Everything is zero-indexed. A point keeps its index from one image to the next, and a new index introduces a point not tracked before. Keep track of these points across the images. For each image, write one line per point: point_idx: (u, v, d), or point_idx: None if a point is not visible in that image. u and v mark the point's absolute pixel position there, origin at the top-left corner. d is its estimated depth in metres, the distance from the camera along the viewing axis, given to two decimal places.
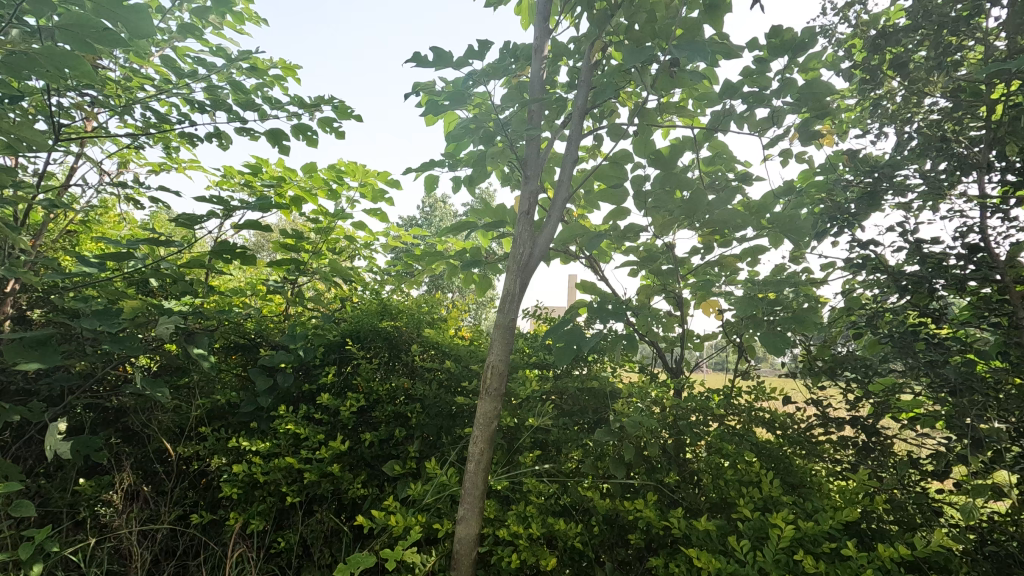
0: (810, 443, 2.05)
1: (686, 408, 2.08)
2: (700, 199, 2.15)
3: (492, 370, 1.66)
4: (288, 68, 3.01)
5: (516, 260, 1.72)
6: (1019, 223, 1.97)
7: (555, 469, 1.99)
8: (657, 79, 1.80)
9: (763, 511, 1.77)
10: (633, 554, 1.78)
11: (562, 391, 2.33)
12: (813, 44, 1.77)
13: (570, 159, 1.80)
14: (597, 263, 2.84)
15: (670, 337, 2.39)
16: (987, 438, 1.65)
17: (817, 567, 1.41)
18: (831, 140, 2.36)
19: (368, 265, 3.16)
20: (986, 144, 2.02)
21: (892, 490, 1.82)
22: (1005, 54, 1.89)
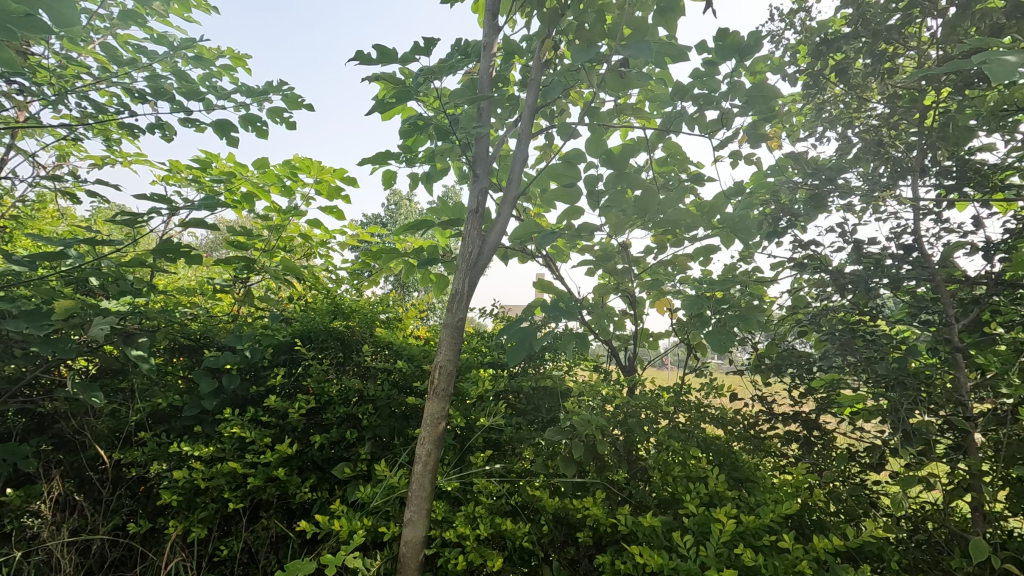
0: (757, 438, 2.10)
1: (636, 406, 2.10)
2: (651, 199, 2.17)
3: (440, 370, 1.63)
4: (237, 58, 2.92)
5: (465, 259, 1.70)
6: (951, 225, 2.06)
7: (505, 469, 1.98)
8: (607, 79, 1.81)
9: (709, 506, 1.81)
10: (581, 552, 1.80)
11: (517, 390, 2.33)
12: (759, 48, 1.82)
13: (519, 158, 1.79)
14: (555, 262, 2.85)
15: (624, 335, 2.41)
16: (918, 430, 1.72)
17: (756, 560, 1.44)
18: (778, 142, 2.42)
19: (324, 264, 3.10)
20: (921, 150, 2.11)
21: (832, 483, 1.88)
22: (936, 62, 1.98)
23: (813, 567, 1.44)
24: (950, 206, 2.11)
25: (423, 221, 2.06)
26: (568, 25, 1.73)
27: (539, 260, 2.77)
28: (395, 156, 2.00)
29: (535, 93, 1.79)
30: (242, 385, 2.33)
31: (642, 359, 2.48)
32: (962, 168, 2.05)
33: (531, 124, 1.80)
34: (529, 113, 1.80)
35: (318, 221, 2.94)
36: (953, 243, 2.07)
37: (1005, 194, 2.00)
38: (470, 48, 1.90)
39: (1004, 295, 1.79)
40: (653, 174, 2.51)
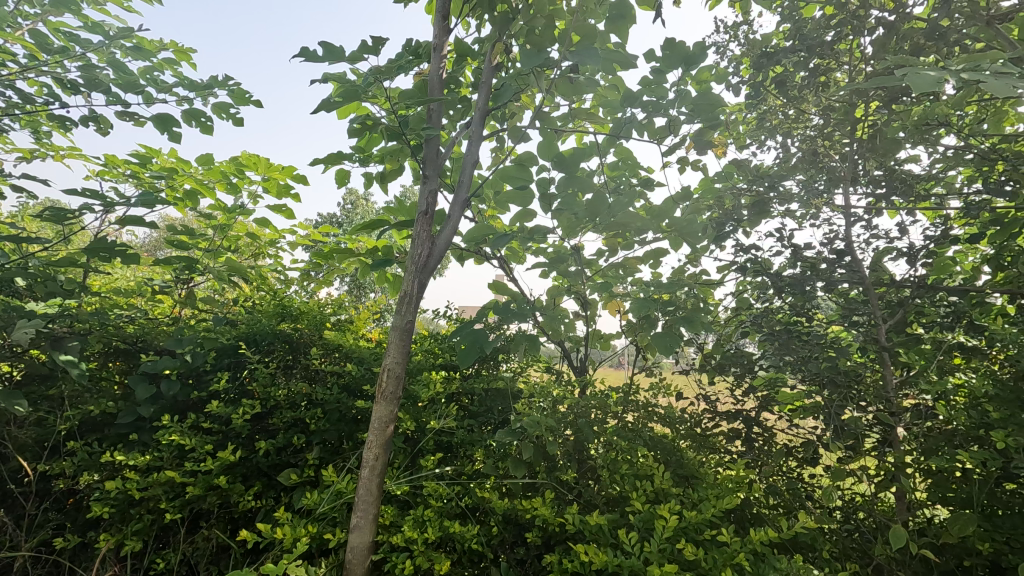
0: (702, 436, 2.17)
1: (586, 407, 2.13)
2: (601, 202, 2.21)
3: (388, 373, 1.61)
4: (181, 51, 2.81)
5: (414, 260, 1.68)
6: (880, 232, 2.19)
7: (456, 471, 1.97)
8: (557, 84, 1.83)
9: (654, 503, 1.86)
10: (530, 552, 1.81)
11: (469, 392, 2.32)
12: (703, 58, 1.88)
13: (470, 160, 1.79)
14: (509, 264, 2.87)
15: (576, 337, 2.44)
16: (848, 425, 1.82)
17: (696, 554, 1.48)
18: (723, 150, 2.50)
19: (273, 264, 3.01)
20: (852, 160, 2.23)
21: (770, 477, 1.95)
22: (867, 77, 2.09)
23: (750, 559, 1.50)
24: (879, 214, 2.24)
25: (375, 222, 2.03)
26: (519, 29, 1.75)
27: (493, 262, 2.78)
28: (346, 157, 1.96)
29: (485, 95, 1.79)
30: (182, 391, 2.23)
31: (593, 360, 2.52)
32: (890, 178, 2.18)
33: (482, 127, 1.79)
34: (479, 116, 1.81)
35: (267, 220, 2.85)
36: (882, 248, 2.19)
37: (927, 202, 2.14)
38: (422, 49, 1.89)
39: (926, 296, 1.91)
40: (604, 178, 2.56)
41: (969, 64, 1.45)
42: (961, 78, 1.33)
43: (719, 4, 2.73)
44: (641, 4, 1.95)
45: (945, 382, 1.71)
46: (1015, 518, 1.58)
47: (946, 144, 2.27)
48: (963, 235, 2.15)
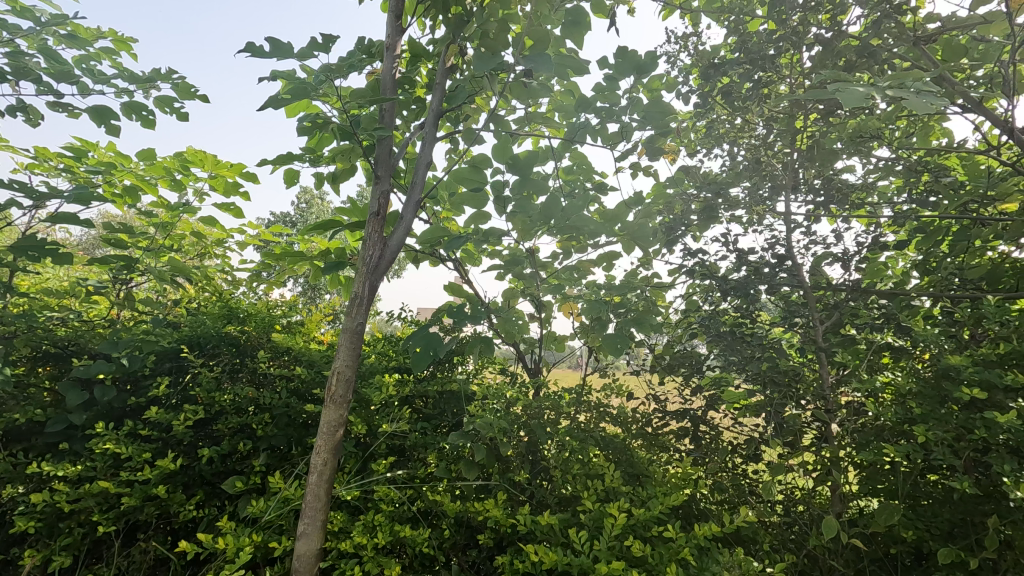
0: (652, 435, 2.22)
1: (539, 408, 2.15)
2: (555, 205, 2.24)
3: (338, 375, 1.58)
4: (121, 40, 2.69)
5: (366, 261, 1.65)
6: (818, 238, 2.31)
7: (408, 475, 1.96)
8: (511, 87, 1.84)
9: (605, 502, 1.89)
10: (482, 553, 1.81)
11: (424, 395, 2.31)
12: (654, 67, 1.93)
13: (423, 161, 1.78)
14: (465, 266, 2.86)
15: (530, 339, 2.46)
16: (787, 422, 1.89)
17: (643, 550, 1.52)
18: (674, 156, 2.58)
19: (220, 264, 2.91)
20: (792, 169, 2.34)
21: (716, 474, 2.02)
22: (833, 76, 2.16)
23: (695, 554, 1.55)
24: (818, 220, 2.35)
25: (327, 223, 1.99)
26: (472, 31, 1.75)
27: (449, 264, 2.77)
28: (296, 157, 1.91)
29: (438, 95, 1.78)
30: (117, 397, 2.12)
31: (548, 361, 2.55)
32: (827, 187, 2.29)
33: (434, 128, 1.78)
34: (433, 117, 1.80)
35: (213, 219, 2.75)
36: (820, 253, 2.30)
37: (860, 211, 2.26)
38: (375, 49, 1.87)
39: (860, 300, 2.02)
40: (560, 182, 2.59)
41: (892, 82, 1.55)
42: (885, 95, 1.42)
43: (670, 15, 2.81)
44: (596, 12, 1.99)
45: (876, 380, 1.81)
46: (935, 506, 1.69)
47: (879, 156, 2.40)
48: (894, 242, 2.29)
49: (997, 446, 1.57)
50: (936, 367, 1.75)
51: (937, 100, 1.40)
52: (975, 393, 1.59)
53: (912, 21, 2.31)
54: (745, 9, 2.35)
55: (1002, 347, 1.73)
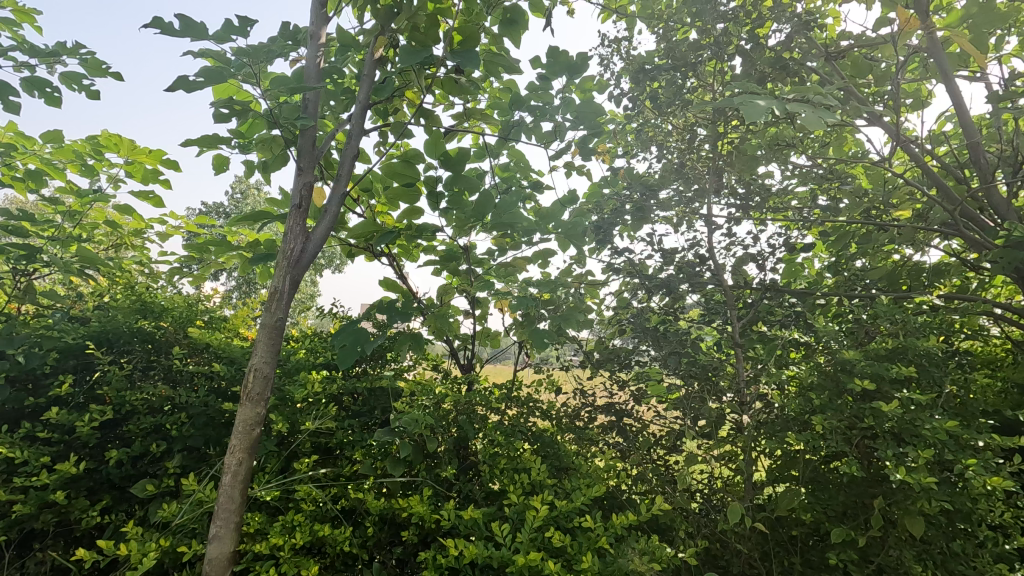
0: (581, 429, 2.28)
1: (469, 404, 2.16)
2: (487, 201, 2.23)
3: (256, 373, 1.50)
4: (23, 12, 2.48)
5: (287, 255, 1.57)
6: (737, 240, 2.43)
7: (333, 473, 1.93)
8: (441, 82, 1.83)
9: (531, 496, 1.93)
10: (406, 550, 1.82)
11: (353, 392, 2.27)
12: (584, 68, 1.98)
13: (350, 152, 1.73)
14: (401, 261, 2.83)
15: (463, 336, 2.47)
16: (719, 415, 1.95)
17: (562, 540, 1.57)
18: (606, 158, 2.65)
19: (137, 256, 2.74)
20: (715, 172, 2.45)
21: (639, 466, 2.10)
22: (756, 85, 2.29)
23: (611, 543, 1.60)
24: (738, 223, 2.48)
25: (259, 214, 1.85)
26: (402, 24, 1.72)
27: (384, 259, 2.73)
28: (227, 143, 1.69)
29: (366, 86, 1.72)
30: (13, 397, 1.98)
31: (481, 357, 2.55)
32: (747, 192, 2.42)
33: (360, 121, 1.72)
34: (360, 108, 1.73)
35: (129, 208, 2.59)
36: (740, 254, 2.43)
37: (776, 214, 2.40)
38: (300, 35, 1.81)
39: (773, 299, 2.14)
40: (496, 179, 2.61)
41: (796, 96, 1.66)
42: (786, 107, 1.52)
43: (607, 19, 2.88)
44: (533, 11, 2.01)
45: (781, 374, 1.93)
46: (832, 490, 1.83)
47: (795, 163, 2.56)
48: (807, 244, 2.44)
49: (883, 433, 1.72)
50: (835, 360, 1.88)
51: (832, 114, 1.51)
52: (865, 385, 1.73)
53: (825, 37, 2.47)
54: (675, 17, 2.44)
55: (892, 344, 1.89)
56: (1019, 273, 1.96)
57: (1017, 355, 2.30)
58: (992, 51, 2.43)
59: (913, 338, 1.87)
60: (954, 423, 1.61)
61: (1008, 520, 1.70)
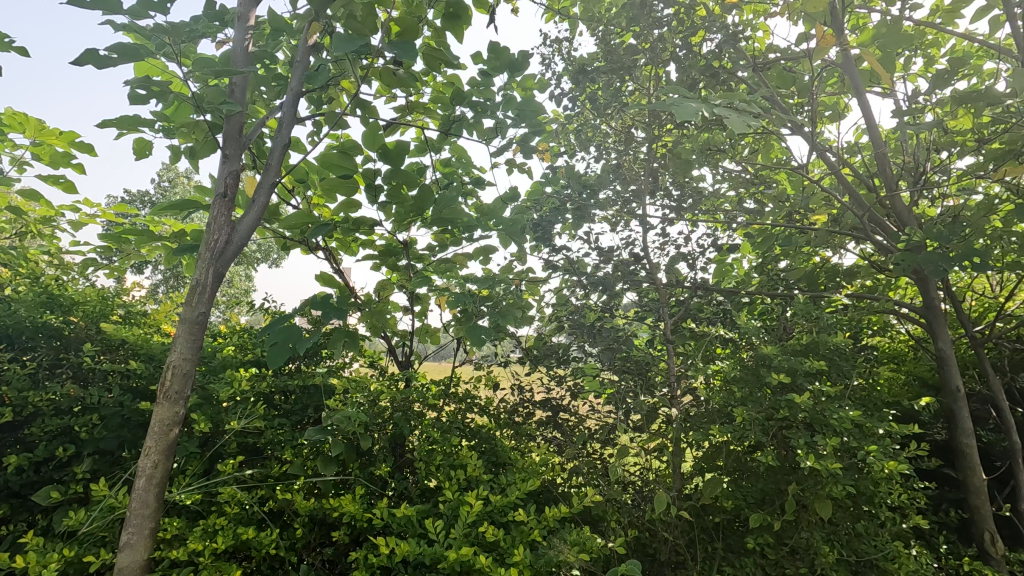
0: (519, 424, 2.30)
1: (405, 400, 2.14)
2: (428, 196, 2.15)
3: (174, 369, 1.34)
4: None
5: (210, 246, 1.43)
6: (670, 240, 2.52)
7: (260, 473, 1.86)
8: (378, 73, 1.78)
9: (466, 492, 1.93)
10: (337, 551, 1.79)
11: (283, 390, 2.20)
12: (525, 65, 1.99)
13: (283, 134, 1.61)
14: (338, 255, 2.76)
15: (401, 332, 2.43)
16: (651, 408, 2.02)
17: (495, 534, 1.58)
18: (547, 157, 2.68)
19: (45, 245, 2.54)
20: (650, 174, 2.53)
21: (573, 460, 2.14)
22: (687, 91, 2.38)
23: (543, 536, 1.63)
24: (671, 224, 2.57)
25: (186, 203, 1.74)
26: (337, 12, 1.67)
27: (320, 253, 2.65)
28: (152, 125, 1.57)
29: (301, 70, 1.63)
30: None
31: (419, 353, 2.52)
32: (681, 194, 2.50)
33: (294, 106, 1.62)
34: (295, 94, 1.63)
35: (35, 193, 2.39)
36: (673, 254, 2.52)
37: (707, 216, 2.50)
38: (227, 15, 1.71)
39: (702, 297, 2.23)
40: (437, 174, 2.58)
41: (723, 103, 1.74)
42: (712, 112, 1.58)
43: (550, 18, 2.90)
44: (476, 6, 2.00)
45: (707, 368, 2.02)
46: (752, 478, 1.94)
47: (725, 167, 2.67)
48: (735, 245, 2.57)
49: (797, 424, 1.84)
50: (756, 356, 1.98)
51: (753, 121, 1.59)
52: (782, 378, 1.84)
53: (753, 49, 2.59)
54: (614, 21, 2.49)
55: (807, 339, 2.01)
56: (917, 275, 2.14)
57: (917, 350, 2.51)
58: (900, 70, 2.63)
59: (825, 334, 2.00)
60: (858, 413, 1.74)
61: (905, 501, 1.85)
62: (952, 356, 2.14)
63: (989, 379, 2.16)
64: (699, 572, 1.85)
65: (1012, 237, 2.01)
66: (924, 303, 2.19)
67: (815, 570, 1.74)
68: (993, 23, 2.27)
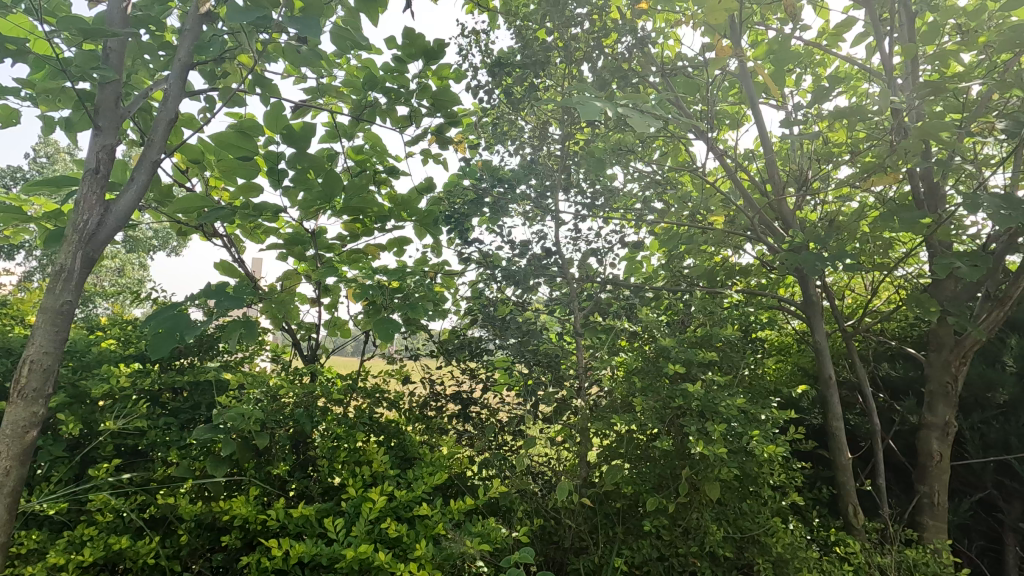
0: (429, 419, 2.27)
1: (308, 396, 2.05)
2: (336, 184, 2.02)
3: (31, 365, 1.15)
4: None
5: (76, 228, 1.22)
6: (582, 236, 2.58)
7: (140, 477, 1.71)
8: (282, 50, 1.67)
9: (371, 488, 1.88)
10: (227, 556, 1.68)
11: (171, 387, 2.04)
12: (441, 54, 1.95)
13: (175, 101, 1.39)
14: (240, 243, 2.59)
15: (306, 325, 2.33)
16: (559, 400, 2.06)
17: (398, 530, 1.55)
18: (463, 149, 2.65)
19: None
20: (565, 170, 2.57)
21: (484, 452, 2.15)
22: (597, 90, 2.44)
23: (447, 530, 1.62)
24: (584, 220, 2.63)
25: (55, 179, 1.55)
26: None
27: (219, 240, 2.47)
28: (10, 91, 1.39)
29: (192, 37, 1.41)
30: None
31: (327, 347, 2.43)
32: (594, 191, 2.57)
33: (182, 78, 1.43)
34: (183, 65, 1.44)
35: None
36: (584, 250, 2.59)
37: (617, 214, 2.59)
38: None
39: (611, 291, 2.31)
40: (349, 161, 2.48)
41: (628, 103, 1.80)
42: (616, 111, 1.64)
43: (471, 9, 2.88)
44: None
45: (611, 360, 2.09)
46: (651, 464, 2.03)
47: (636, 168, 2.78)
48: (644, 242, 2.67)
49: (691, 412, 1.95)
50: (657, 347, 2.08)
51: (654, 121, 1.65)
52: (678, 369, 1.94)
53: (664, 55, 2.70)
54: (531, 17, 2.51)
55: (704, 333, 2.14)
56: (799, 274, 2.34)
57: (800, 343, 2.75)
58: (793, 85, 2.85)
59: (719, 328, 2.14)
60: (744, 400, 1.87)
61: (784, 481, 2.02)
62: (826, 347, 2.36)
63: (856, 368, 2.40)
64: (600, 557, 1.92)
65: (877, 241, 2.25)
66: (804, 299, 2.39)
67: (705, 548, 1.86)
68: (868, 48, 2.52)
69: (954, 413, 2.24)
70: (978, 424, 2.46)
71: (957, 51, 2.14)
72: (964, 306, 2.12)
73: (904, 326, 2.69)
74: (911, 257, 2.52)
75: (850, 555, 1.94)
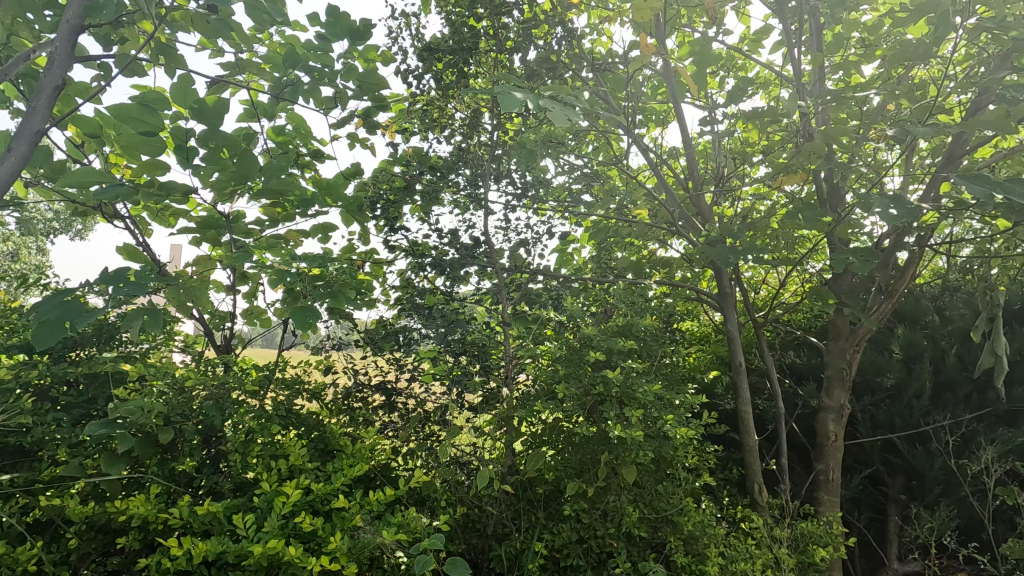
0: (351, 410, 2.21)
1: (219, 388, 1.94)
2: (250, 162, 1.86)
3: None
4: None
5: None
6: (512, 226, 2.59)
7: (21, 477, 1.58)
8: (188, 18, 1.55)
9: (286, 482, 1.81)
10: (124, 558, 1.58)
11: (63, 380, 1.88)
12: (367, 33, 1.86)
13: (61, 67, 1.23)
14: (147, 226, 2.42)
15: (219, 313, 2.21)
16: (484, 388, 2.06)
17: (312, 524, 1.50)
18: (392, 134, 2.59)
19: None
20: (495, 160, 2.57)
21: (408, 442, 2.12)
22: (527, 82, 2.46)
23: (365, 522, 1.58)
24: (513, 210, 2.64)
25: None
26: None
27: (122, 222, 2.29)
28: None
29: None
30: None
31: (242, 338, 2.32)
32: (525, 181, 2.58)
33: (70, 41, 1.26)
34: (72, 26, 1.26)
35: None
36: (514, 240, 2.59)
37: (547, 205, 2.61)
38: None
39: (539, 282, 2.33)
40: (269, 142, 2.35)
41: (552, 95, 1.82)
42: (538, 102, 1.65)
43: None
44: None
45: (536, 349, 2.12)
46: (573, 450, 2.08)
47: (568, 160, 2.81)
48: (573, 234, 2.72)
49: (611, 398, 2.00)
50: (581, 337, 2.12)
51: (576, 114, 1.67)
52: (599, 357, 1.99)
53: (593, 51, 2.74)
54: (462, 3, 2.48)
55: (626, 322, 2.20)
56: (713, 267, 2.47)
57: (716, 333, 2.90)
58: (716, 86, 2.97)
59: (640, 318, 2.21)
60: (660, 387, 1.95)
61: (697, 462, 2.12)
62: (738, 337, 2.50)
63: (764, 356, 2.55)
64: (521, 541, 1.95)
65: (784, 237, 2.40)
66: (718, 291, 2.52)
67: (622, 529, 1.93)
68: (783, 55, 2.66)
69: (848, 397, 2.43)
70: (868, 406, 2.69)
71: (857, 61, 2.31)
72: (857, 299, 2.30)
73: (809, 317, 2.89)
74: (817, 253, 2.71)
75: (753, 530, 2.07)
